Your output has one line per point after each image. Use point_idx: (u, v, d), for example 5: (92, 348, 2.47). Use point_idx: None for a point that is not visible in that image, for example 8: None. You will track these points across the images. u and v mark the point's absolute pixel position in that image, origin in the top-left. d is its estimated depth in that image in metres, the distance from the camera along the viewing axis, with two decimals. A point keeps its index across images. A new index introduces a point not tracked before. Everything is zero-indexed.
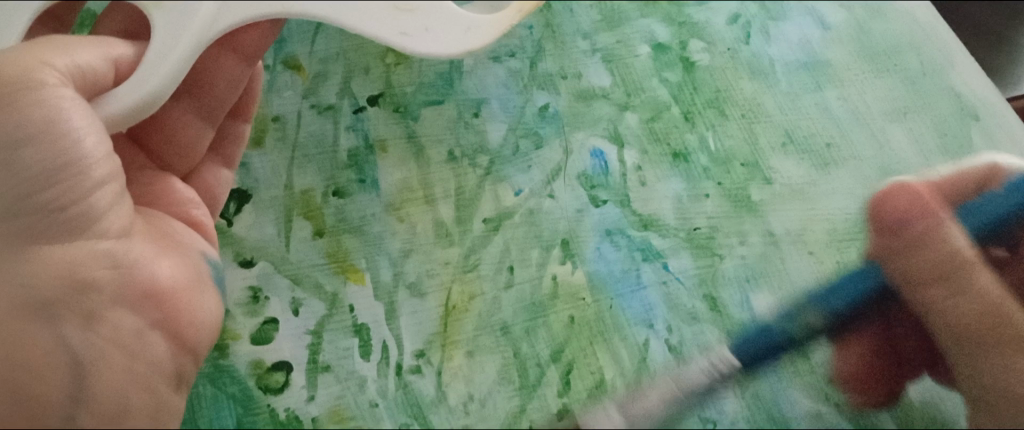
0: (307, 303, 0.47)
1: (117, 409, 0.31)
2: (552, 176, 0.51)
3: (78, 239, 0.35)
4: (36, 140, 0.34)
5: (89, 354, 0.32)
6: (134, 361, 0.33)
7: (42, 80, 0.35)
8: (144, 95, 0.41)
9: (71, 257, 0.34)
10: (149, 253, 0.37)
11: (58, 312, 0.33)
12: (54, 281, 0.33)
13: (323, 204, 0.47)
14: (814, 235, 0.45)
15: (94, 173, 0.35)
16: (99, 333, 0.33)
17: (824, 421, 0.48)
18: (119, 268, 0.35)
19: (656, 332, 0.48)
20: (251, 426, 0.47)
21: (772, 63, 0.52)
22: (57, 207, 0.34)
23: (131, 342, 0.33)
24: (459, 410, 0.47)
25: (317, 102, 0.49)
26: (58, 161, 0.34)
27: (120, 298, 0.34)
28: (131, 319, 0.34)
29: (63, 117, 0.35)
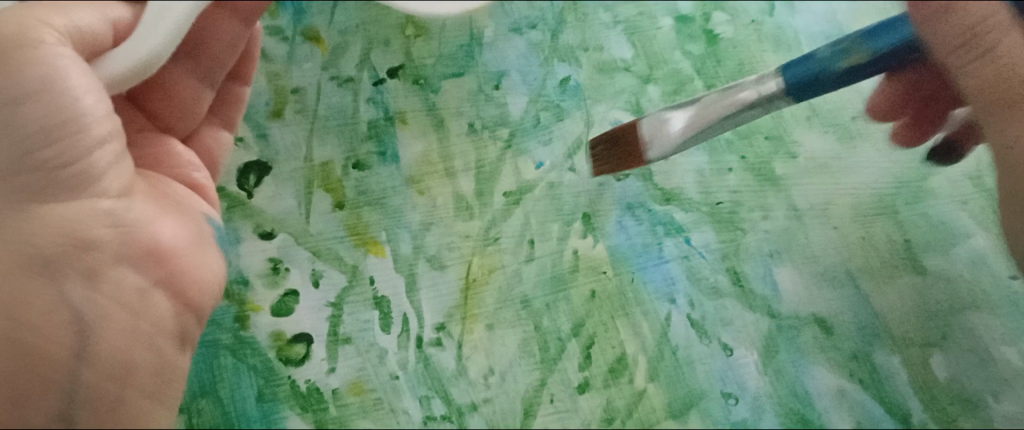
0: (328, 274, 0.49)
1: (118, 363, 0.33)
2: (573, 149, 0.48)
3: (81, 198, 0.38)
4: (36, 97, 0.36)
5: (93, 313, 0.35)
6: (138, 320, 0.36)
7: (41, 39, 0.36)
8: (143, 58, 0.40)
9: (72, 216, 0.37)
10: (148, 213, 0.40)
11: (60, 269, 0.36)
12: (58, 240, 0.37)
13: (343, 177, 0.49)
14: (840, 210, 0.44)
15: (95, 132, 0.37)
16: (101, 293, 0.35)
17: (849, 398, 0.47)
18: (120, 228, 0.38)
19: (677, 307, 0.49)
20: (272, 397, 0.48)
21: (798, 35, 0.52)
22: (58, 165, 0.37)
23: (134, 301, 0.36)
24: (479, 383, 0.48)
25: (337, 74, 0.52)
26: (58, 118, 0.36)
27: (121, 257, 0.37)
28: (132, 277, 0.37)
29: (62, 74, 0.36)
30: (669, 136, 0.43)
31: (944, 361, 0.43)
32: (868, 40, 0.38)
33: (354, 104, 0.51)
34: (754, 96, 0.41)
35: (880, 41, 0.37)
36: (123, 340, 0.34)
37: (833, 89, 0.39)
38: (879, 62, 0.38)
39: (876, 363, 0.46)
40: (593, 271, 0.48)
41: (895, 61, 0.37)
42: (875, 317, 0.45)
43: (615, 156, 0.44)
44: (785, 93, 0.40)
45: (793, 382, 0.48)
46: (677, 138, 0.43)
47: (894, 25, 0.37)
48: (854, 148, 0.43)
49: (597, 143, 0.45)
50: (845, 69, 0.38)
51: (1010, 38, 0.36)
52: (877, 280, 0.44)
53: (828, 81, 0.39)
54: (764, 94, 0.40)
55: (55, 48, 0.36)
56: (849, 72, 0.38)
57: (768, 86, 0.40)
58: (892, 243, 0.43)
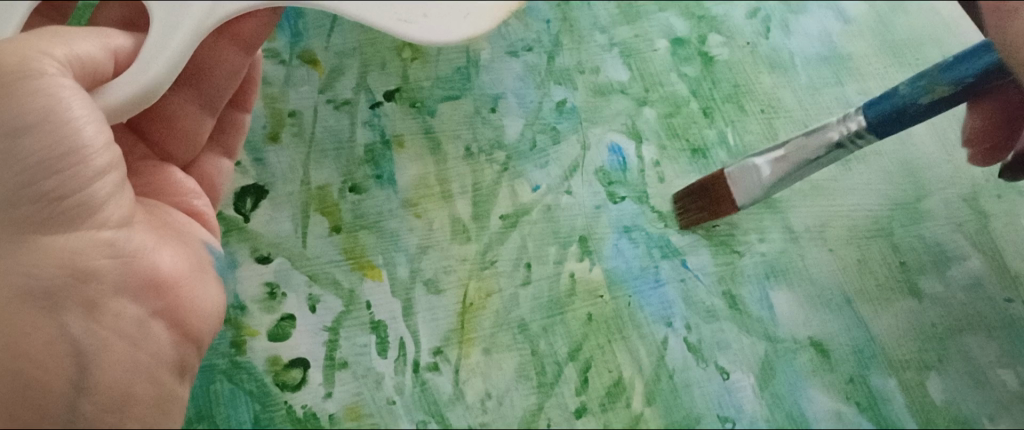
0: (324, 299, 0.48)
1: (121, 398, 0.34)
2: (570, 172, 0.51)
3: (81, 229, 0.37)
4: (38, 129, 0.36)
5: (92, 346, 0.35)
6: (138, 351, 0.36)
7: (43, 70, 0.36)
8: (145, 84, 0.41)
9: (72, 246, 0.37)
10: (148, 244, 0.39)
11: (59, 302, 0.36)
12: (57, 272, 0.37)
13: (340, 200, 0.50)
14: (835, 231, 0.47)
15: (95, 163, 0.37)
16: (101, 324, 0.36)
17: (846, 422, 0.45)
18: (119, 258, 0.37)
19: (674, 330, 0.48)
20: (268, 423, 0.46)
21: (792, 56, 0.53)
22: (57, 197, 0.37)
23: (133, 332, 0.36)
24: (476, 407, 0.46)
25: (333, 97, 0.53)
26: (58, 150, 0.36)
27: (121, 288, 0.37)
28: (132, 308, 0.37)
29: (63, 106, 0.36)
30: (759, 180, 0.48)
31: (941, 380, 0.44)
32: (947, 73, 0.40)
33: (352, 127, 0.52)
34: (839, 136, 0.45)
35: (957, 73, 0.40)
36: (123, 369, 0.35)
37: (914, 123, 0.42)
38: (960, 93, 0.40)
39: (874, 386, 0.45)
40: (589, 294, 0.48)
41: (978, 89, 0.39)
42: (871, 340, 0.45)
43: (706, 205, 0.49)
44: (867, 131, 0.44)
45: (791, 407, 0.46)
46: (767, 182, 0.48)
47: (969, 58, 0.39)
48: (850, 170, 0.47)
49: (682, 195, 0.50)
50: (927, 104, 0.41)
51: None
52: (873, 302, 0.46)
53: (911, 116, 0.42)
54: (850, 130, 0.45)
55: (56, 79, 0.36)
56: (933, 105, 0.41)
57: (852, 124, 0.45)
58: (887, 264, 0.45)
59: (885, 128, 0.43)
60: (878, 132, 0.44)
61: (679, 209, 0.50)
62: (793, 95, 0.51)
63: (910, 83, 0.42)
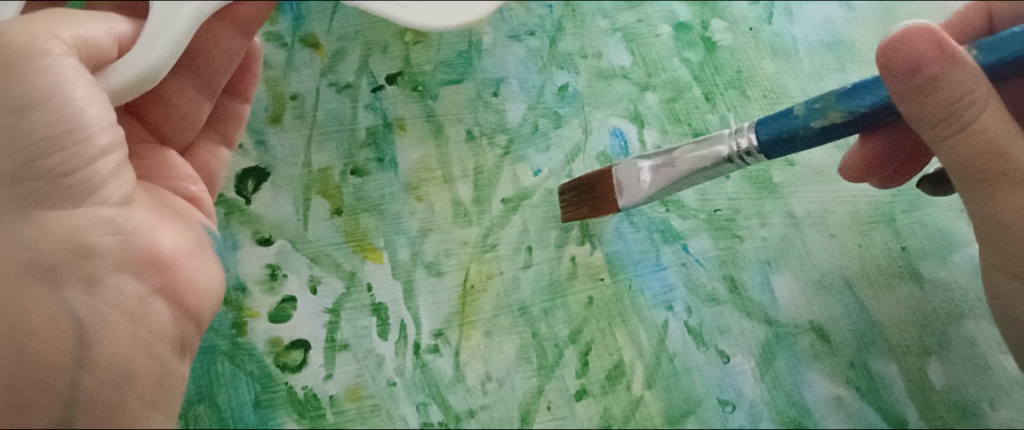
0: (326, 281, 0.48)
1: (121, 374, 0.34)
2: (572, 156, 0.51)
3: (82, 206, 0.37)
4: (40, 107, 0.35)
5: (96, 320, 0.36)
6: (139, 327, 0.36)
7: (49, 50, 0.35)
8: (145, 68, 0.41)
9: (75, 223, 0.37)
10: (148, 223, 0.39)
11: (60, 275, 0.37)
12: (57, 247, 0.37)
13: (342, 183, 0.50)
14: (838, 217, 0.47)
15: (98, 141, 0.37)
16: (101, 299, 0.36)
17: (847, 408, 0.45)
18: (120, 236, 0.38)
19: (675, 314, 0.47)
20: (268, 403, 0.46)
21: (795, 43, 0.54)
22: (63, 173, 0.36)
23: (134, 308, 0.37)
24: (477, 390, 0.47)
25: (334, 80, 0.53)
26: (61, 128, 0.35)
27: (122, 264, 0.37)
28: (133, 285, 0.37)
29: (65, 85, 0.36)
30: (639, 187, 0.46)
31: (941, 368, 0.45)
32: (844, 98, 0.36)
33: (353, 110, 0.52)
34: (728, 151, 0.42)
35: (857, 100, 0.36)
36: (120, 346, 0.35)
37: (808, 145, 0.39)
38: (854, 121, 0.36)
39: (874, 371, 0.45)
40: (590, 277, 0.48)
41: (872, 120, 0.36)
42: (871, 325, 0.46)
43: (587, 201, 0.47)
44: (758, 151, 0.40)
45: (792, 391, 0.46)
46: (646, 189, 0.45)
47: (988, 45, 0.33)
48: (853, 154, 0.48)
49: (569, 189, 0.48)
50: (820, 128, 0.37)
51: (993, 111, 0.32)
52: (874, 288, 0.46)
53: (802, 141, 0.38)
54: (739, 147, 0.41)
55: (60, 59, 0.36)
56: (824, 131, 0.37)
57: (743, 142, 0.41)
58: (888, 250, 0.46)
59: (781, 149, 0.39)
60: (772, 152, 0.40)
61: (562, 202, 0.49)
62: (795, 81, 0.51)
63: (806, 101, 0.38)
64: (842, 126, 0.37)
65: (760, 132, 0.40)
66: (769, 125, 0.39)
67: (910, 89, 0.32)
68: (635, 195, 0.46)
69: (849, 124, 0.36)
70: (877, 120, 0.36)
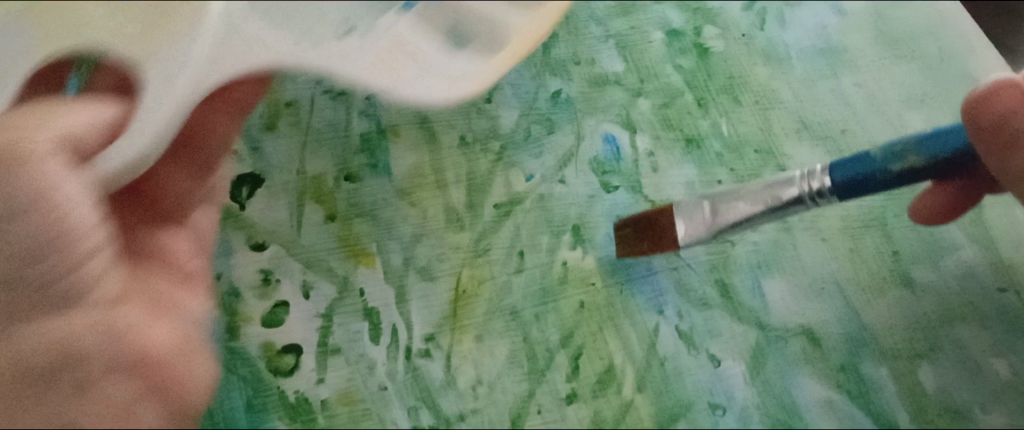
0: (319, 287, 0.48)
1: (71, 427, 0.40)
2: (564, 161, 0.52)
3: (68, 313, 0.38)
4: (36, 212, 0.36)
5: (83, 377, 0.39)
6: (106, 409, 0.41)
7: (36, 150, 0.36)
8: (132, 156, 0.41)
9: (65, 332, 0.38)
10: (134, 319, 0.40)
11: (59, 377, 0.39)
12: (51, 352, 0.38)
13: (335, 189, 0.50)
14: (829, 221, 0.47)
15: (87, 243, 0.37)
16: (89, 406, 0.40)
17: (838, 411, 0.44)
18: (114, 336, 0.39)
19: (666, 318, 0.47)
20: (261, 408, 0.45)
21: (788, 50, 0.55)
22: (48, 283, 0.37)
23: (108, 385, 0.41)
24: (468, 393, 0.46)
25: (328, 87, 0.52)
26: (52, 233, 0.36)
27: (113, 369, 0.40)
28: (123, 390, 0.41)
29: (52, 189, 0.36)
30: (699, 224, 0.47)
31: (933, 371, 0.44)
32: (923, 142, 0.37)
33: (347, 118, 0.52)
34: (799, 192, 0.43)
35: (936, 146, 0.36)
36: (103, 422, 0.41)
37: (885, 189, 0.39)
38: (931, 167, 0.37)
39: (864, 374, 0.45)
40: (581, 282, 0.48)
41: (948, 167, 0.36)
42: (863, 327, 0.45)
43: (644, 238, 0.48)
44: (830, 192, 0.41)
45: (783, 395, 0.45)
46: (703, 232, 0.47)
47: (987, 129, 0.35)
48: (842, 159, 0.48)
49: (620, 225, 0.49)
50: (900, 171, 0.37)
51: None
52: (869, 291, 0.46)
53: (879, 183, 0.39)
54: (812, 187, 0.42)
55: (60, 170, 0.37)
56: (904, 174, 0.37)
57: (815, 183, 0.42)
58: (880, 253, 0.46)
59: (854, 192, 0.40)
60: (842, 195, 0.41)
61: (618, 236, 0.49)
62: (789, 87, 0.53)
63: (883, 147, 0.39)
64: (921, 171, 0.37)
65: (834, 174, 0.41)
66: (840, 168, 0.40)
67: (998, 142, 0.33)
68: (696, 231, 0.47)
69: (928, 171, 0.37)
70: (949, 171, 0.37)
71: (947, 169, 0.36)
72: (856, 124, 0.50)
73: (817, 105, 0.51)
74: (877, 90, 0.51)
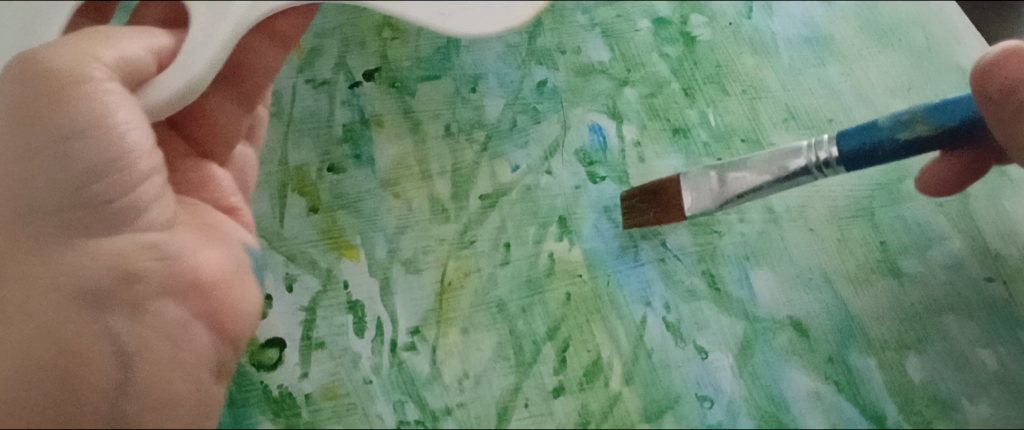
0: (302, 278, 0.48)
1: (164, 397, 0.34)
2: (550, 151, 0.52)
3: (127, 232, 0.36)
4: (82, 137, 0.33)
5: (138, 345, 0.35)
6: (178, 351, 0.35)
7: (93, 77, 0.33)
8: (189, 82, 0.38)
9: (117, 250, 0.35)
10: (189, 246, 0.38)
11: (106, 302, 0.35)
12: (106, 272, 0.35)
13: (318, 180, 0.50)
14: (817, 212, 0.47)
15: (140, 167, 0.35)
16: (146, 324, 0.35)
17: (825, 402, 0.44)
18: (166, 260, 0.36)
19: (654, 310, 0.47)
20: (244, 404, 0.45)
21: (774, 40, 0.54)
22: (104, 200, 0.35)
23: (175, 332, 0.35)
24: (454, 387, 0.45)
25: (311, 77, 0.53)
26: (110, 158, 0.34)
27: (168, 290, 0.36)
28: (175, 310, 0.36)
29: (105, 113, 0.33)
30: (706, 194, 0.47)
31: (920, 362, 0.43)
32: (931, 113, 0.38)
33: (330, 107, 0.52)
34: (807, 163, 0.43)
35: (942, 116, 0.38)
36: (174, 373, 0.35)
37: (889, 160, 0.40)
38: (940, 136, 0.38)
39: (852, 366, 0.44)
40: (568, 274, 0.48)
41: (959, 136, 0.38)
42: (851, 318, 0.45)
43: (655, 206, 0.48)
44: (836, 162, 0.42)
45: (768, 387, 0.44)
46: (708, 203, 0.47)
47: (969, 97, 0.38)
48: None
49: (631, 196, 0.49)
50: (906, 141, 0.38)
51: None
52: (855, 282, 0.45)
53: (886, 155, 0.39)
54: (819, 160, 0.42)
55: (107, 85, 0.34)
56: (911, 143, 0.38)
57: (822, 154, 0.42)
58: (867, 245, 0.46)
59: (863, 161, 0.41)
60: (851, 164, 0.41)
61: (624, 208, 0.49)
62: (776, 76, 0.52)
63: (890, 115, 0.39)
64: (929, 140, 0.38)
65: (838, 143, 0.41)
66: (847, 136, 0.41)
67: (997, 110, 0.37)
68: (703, 202, 0.47)
69: (936, 141, 0.38)
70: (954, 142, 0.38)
71: (954, 139, 0.38)
72: (843, 113, 0.50)
73: (805, 95, 0.51)
74: (865, 80, 0.51)
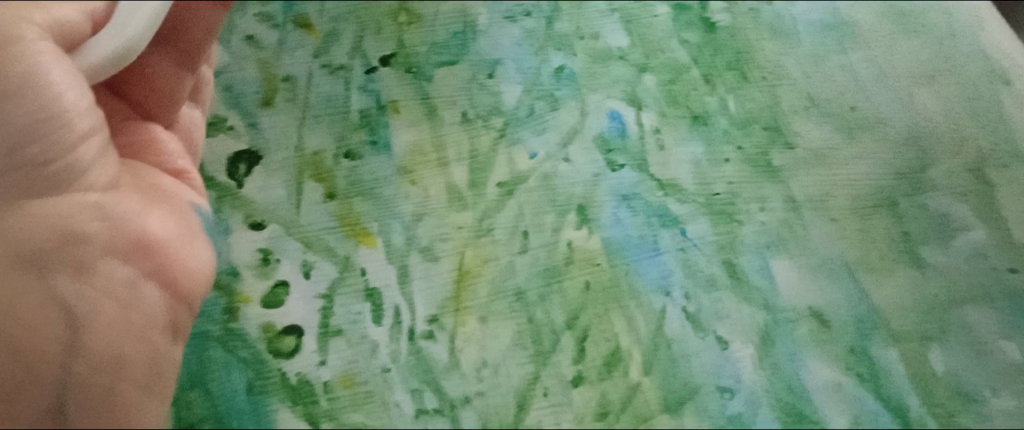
0: (320, 266, 0.47)
1: (112, 357, 0.35)
2: (568, 138, 0.51)
3: (71, 191, 0.40)
4: (16, 96, 0.38)
5: (84, 308, 0.37)
6: (128, 312, 0.37)
7: (24, 37, 0.40)
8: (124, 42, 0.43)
9: (62, 209, 0.39)
10: (132, 206, 0.41)
11: (50, 265, 0.38)
12: (50, 237, 0.39)
13: (335, 167, 0.50)
14: (838, 201, 0.45)
15: (77, 125, 0.39)
16: (90, 285, 0.38)
17: (845, 394, 0.44)
18: (108, 221, 0.39)
19: (673, 300, 0.47)
20: (262, 390, 0.45)
21: (796, 22, 0.52)
22: (47, 161, 0.39)
23: (124, 293, 0.38)
24: (472, 376, 0.45)
25: (328, 62, 0.54)
26: (41, 116, 0.39)
27: (112, 249, 0.39)
28: (123, 270, 0.38)
29: (37, 69, 0.39)
30: None
31: (943, 356, 0.41)
32: None
33: (346, 92, 0.53)
34: None
35: None
36: (111, 333, 0.36)
37: None
38: None
39: (873, 356, 0.44)
40: (587, 263, 0.47)
41: None
42: (874, 310, 0.44)
43: None
44: None
45: (791, 377, 0.45)
46: None
47: None
48: (856, 139, 0.42)
49: None
50: None
51: None
52: (874, 273, 0.44)
53: None
54: None
55: (35, 43, 0.40)
56: None
57: None
58: (891, 237, 0.43)
59: None
60: None
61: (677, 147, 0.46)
62: (794, 61, 0.50)
63: None
64: None
65: None
66: None
67: None
68: None
69: None
70: None
71: None
72: (866, 98, 0.43)
73: (824, 82, 0.47)
74: (885, 62, 0.44)
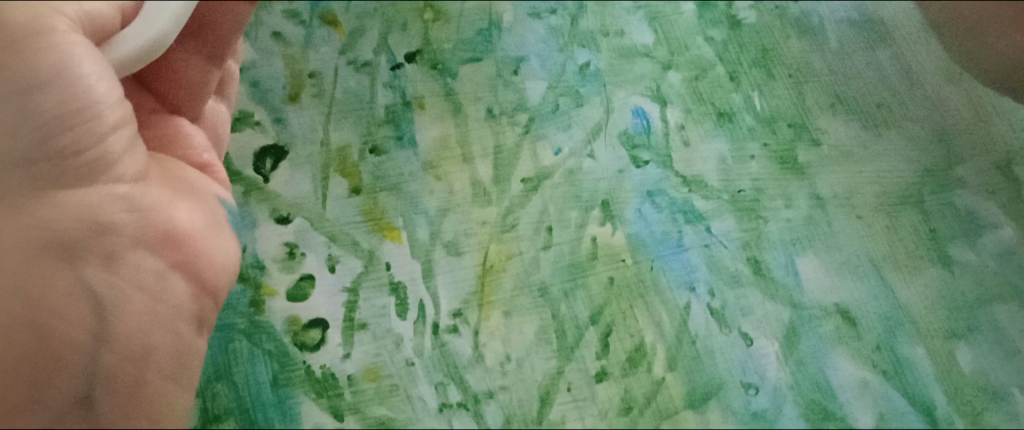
0: (344, 260, 0.48)
1: (140, 350, 0.37)
2: (593, 134, 0.51)
3: (98, 183, 0.39)
4: (46, 88, 0.37)
5: (113, 298, 0.38)
6: (157, 304, 0.38)
7: (54, 28, 0.37)
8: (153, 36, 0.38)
9: (91, 199, 0.39)
10: (163, 199, 0.41)
11: (81, 253, 0.38)
12: (75, 224, 0.39)
13: (360, 162, 0.51)
14: (863, 198, 0.46)
15: (107, 118, 0.38)
16: (120, 276, 0.38)
17: (872, 391, 0.43)
18: (138, 212, 0.40)
19: (697, 296, 0.46)
20: (286, 383, 0.45)
21: (822, 20, 0.53)
22: (73, 152, 0.38)
23: (154, 285, 0.39)
24: (495, 370, 0.45)
25: (353, 59, 0.54)
26: (71, 106, 0.37)
27: (139, 241, 0.39)
28: (151, 261, 0.39)
29: (65, 61, 0.37)
30: None
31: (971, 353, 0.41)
32: None
33: (372, 89, 0.53)
34: None
35: None
36: (140, 323, 0.37)
37: None
38: None
39: (900, 354, 0.43)
40: (611, 258, 0.47)
41: None
42: (899, 307, 0.43)
43: None
44: None
45: (816, 373, 0.43)
46: None
47: None
48: (880, 137, 0.47)
49: None
50: None
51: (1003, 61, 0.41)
52: (900, 270, 0.44)
53: None
54: None
55: (67, 35, 0.37)
56: None
57: None
58: (917, 233, 0.44)
59: None
60: None
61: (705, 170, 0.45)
62: (823, 59, 0.51)
63: None
64: None
65: None
66: None
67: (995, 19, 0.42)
68: None
69: None
70: None
71: None
72: (893, 97, 0.47)
73: (853, 81, 0.49)
74: (914, 62, 0.47)
